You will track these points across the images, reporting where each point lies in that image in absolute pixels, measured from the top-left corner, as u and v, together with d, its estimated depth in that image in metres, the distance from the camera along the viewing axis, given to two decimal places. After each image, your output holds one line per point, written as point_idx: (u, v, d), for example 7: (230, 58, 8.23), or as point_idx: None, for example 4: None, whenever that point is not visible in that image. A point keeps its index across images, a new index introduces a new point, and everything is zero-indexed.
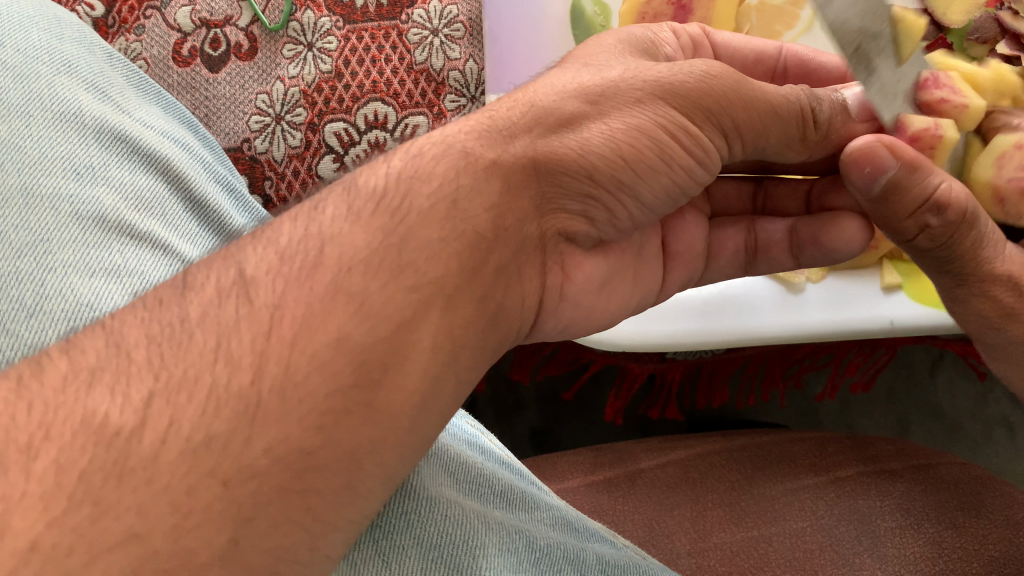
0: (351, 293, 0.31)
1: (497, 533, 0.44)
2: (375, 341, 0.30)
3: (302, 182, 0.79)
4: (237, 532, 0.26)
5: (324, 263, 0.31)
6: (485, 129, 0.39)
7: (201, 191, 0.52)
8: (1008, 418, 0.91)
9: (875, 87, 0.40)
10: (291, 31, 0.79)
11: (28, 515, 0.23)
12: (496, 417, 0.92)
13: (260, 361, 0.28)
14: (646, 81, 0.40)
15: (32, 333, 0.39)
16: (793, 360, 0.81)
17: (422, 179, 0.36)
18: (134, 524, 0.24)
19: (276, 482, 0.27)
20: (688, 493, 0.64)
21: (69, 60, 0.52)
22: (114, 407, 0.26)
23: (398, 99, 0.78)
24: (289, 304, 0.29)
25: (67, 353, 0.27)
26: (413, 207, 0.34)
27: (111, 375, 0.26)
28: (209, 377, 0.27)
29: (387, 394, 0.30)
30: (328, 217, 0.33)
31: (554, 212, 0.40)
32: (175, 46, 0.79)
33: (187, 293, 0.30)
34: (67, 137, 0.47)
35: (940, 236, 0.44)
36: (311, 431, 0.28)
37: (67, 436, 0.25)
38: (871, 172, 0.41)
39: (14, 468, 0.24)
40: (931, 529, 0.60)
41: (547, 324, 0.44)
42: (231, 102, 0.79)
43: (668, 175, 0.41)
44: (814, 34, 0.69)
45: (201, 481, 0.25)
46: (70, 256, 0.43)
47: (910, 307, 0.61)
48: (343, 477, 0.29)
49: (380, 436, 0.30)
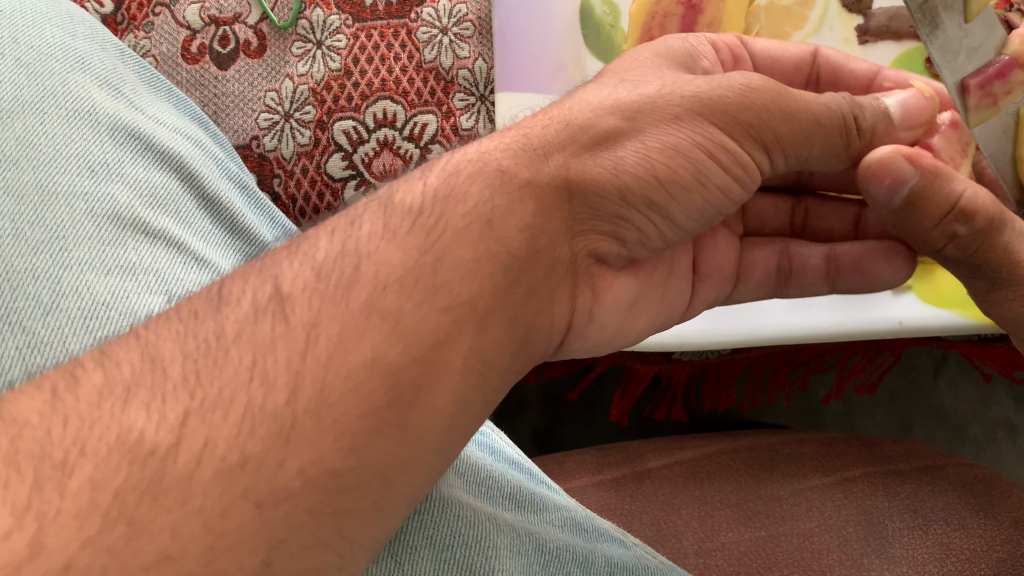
0: (385, 312, 0.31)
1: (508, 536, 0.44)
2: (408, 362, 0.31)
3: (310, 181, 0.78)
4: (269, 554, 0.26)
5: (360, 281, 0.31)
6: (520, 147, 0.39)
7: (215, 189, 0.52)
8: (1011, 420, 0.92)
9: (937, 44, 0.42)
10: (300, 29, 0.79)
11: (63, 534, 0.23)
12: (500, 418, 0.93)
13: (295, 381, 0.28)
14: (686, 96, 0.40)
15: (48, 331, 0.39)
16: (798, 362, 0.82)
17: (457, 197, 0.36)
18: (167, 544, 0.24)
19: (309, 504, 0.27)
20: (696, 492, 0.65)
21: (83, 57, 0.52)
22: (149, 425, 0.26)
23: (407, 97, 0.77)
24: (324, 322, 0.30)
25: (102, 365, 0.28)
26: (448, 227, 0.34)
27: (145, 392, 0.27)
28: (244, 396, 0.27)
29: (418, 414, 0.30)
30: (365, 234, 0.33)
31: (585, 233, 0.40)
32: (183, 44, 0.79)
33: (222, 308, 0.30)
34: (82, 133, 0.48)
35: (970, 245, 0.44)
36: (343, 452, 0.28)
37: (103, 453, 0.25)
38: (890, 184, 0.42)
39: (48, 486, 0.24)
40: (939, 531, 0.60)
41: (575, 346, 0.44)
42: (240, 100, 0.79)
43: (702, 195, 0.41)
44: (822, 33, 0.69)
45: (235, 502, 0.25)
46: (86, 254, 0.43)
47: (918, 308, 0.62)
48: (372, 498, 0.29)
49: (408, 456, 0.30)
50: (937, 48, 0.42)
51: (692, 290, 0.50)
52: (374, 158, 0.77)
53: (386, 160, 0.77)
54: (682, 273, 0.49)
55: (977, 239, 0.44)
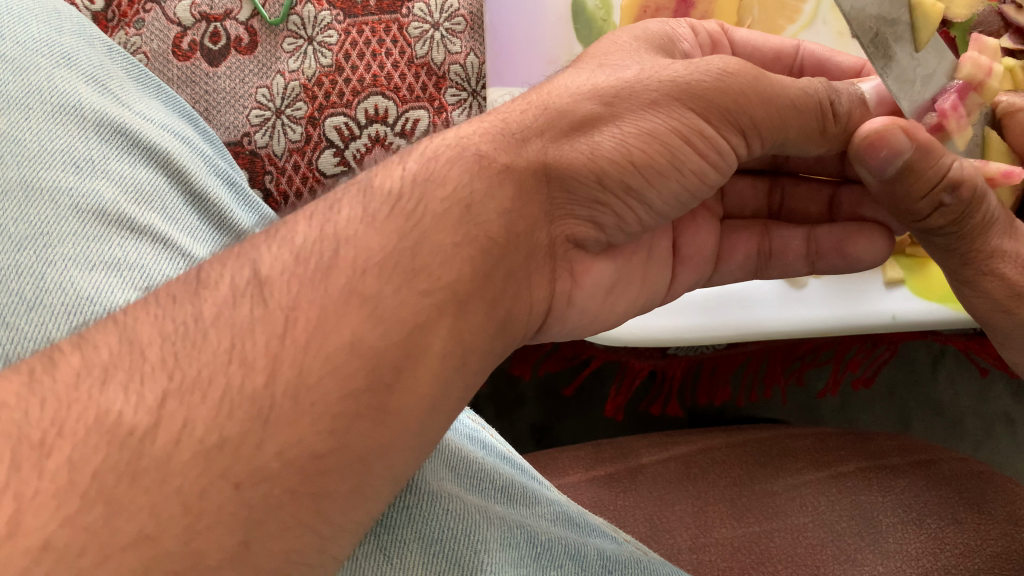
0: (364, 296, 0.30)
1: (497, 529, 0.44)
2: (389, 345, 0.30)
3: (302, 177, 0.78)
4: (249, 535, 0.26)
5: (339, 265, 0.31)
6: (498, 132, 0.39)
7: (202, 185, 0.52)
8: (1008, 414, 0.91)
9: (893, 75, 0.41)
10: (291, 25, 0.79)
11: (41, 514, 0.23)
12: (496, 413, 0.92)
13: (274, 363, 0.28)
14: (662, 81, 0.40)
15: (32, 327, 0.39)
16: (794, 357, 0.81)
17: (437, 181, 0.36)
18: (146, 525, 0.24)
19: (288, 485, 0.26)
20: (691, 489, 0.64)
21: (69, 53, 0.51)
22: (128, 406, 0.26)
23: (398, 93, 0.77)
24: (303, 305, 0.29)
25: (80, 348, 0.27)
26: (427, 211, 0.34)
27: (124, 373, 0.27)
28: (223, 378, 0.27)
29: (399, 398, 0.30)
30: (344, 218, 0.33)
31: (562, 217, 0.40)
32: (174, 40, 0.79)
33: (200, 292, 0.30)
34: (67, 129, 0.47)
35: (954, 216, 0.44)
36: (323, 434, 0.28)
37: (81, 434, 0.25)
38: (886, 155, 0.41)
39: (27, 465, 0.24)
40: (933, 525, 0.60)
41: (553, 330, 0.43)
42: (231, 96, 0.78)
43: (679, 180, 0.41)
44: (816, 26, 0.69)
45: (213, 483, 0.25)
46: (70, 250, 0.42)
47: (911, 302, 0.61)
48: (353, 480, 0.29)
49: (390, 440, 0.30)
50: (894, 79, 0.41)
51: (672, 273, 0.50)
52: (365, 153, 0.77)
53: (378, 156, 0.77)
54: (664, 257, 0.49)
55: (964, 208, 0.43)
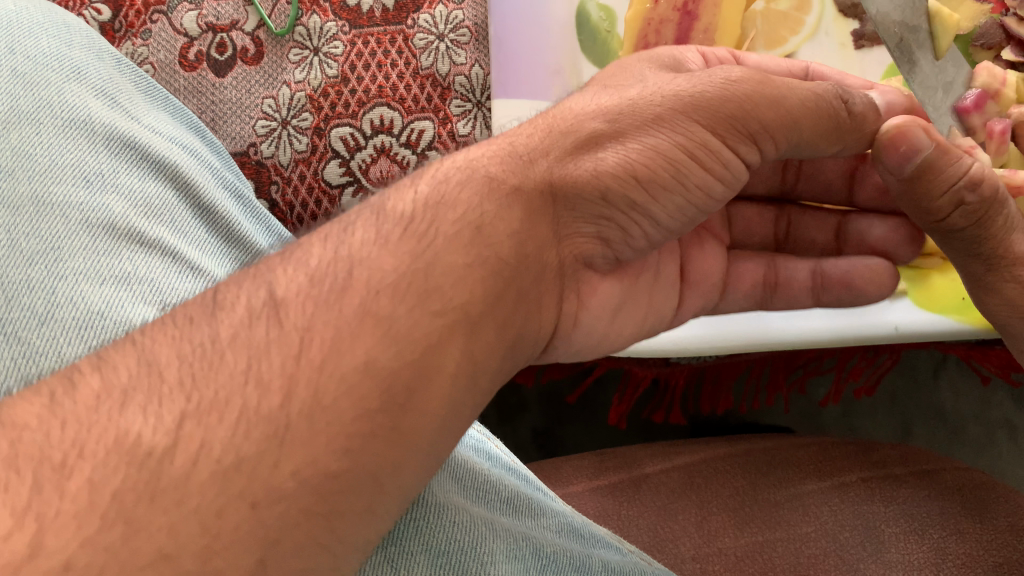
0: (378, 317, 0.31)
1: (504, 540, 0.45)
2: (402, 365, 0.31)
3: (308, 188, 0.78)
4: (265, 554, 0.26)
5: (352, 287, 0.31)
6: (507, 155, 0.39)
7: (210, 199, 0.52)
8: (1011, 421, 0.92)
9: (919, 74, 0.53)
10: (297, 35, 0.79)
11: (62, 534, 0.23)
12: (500, 419, 0.93)
13: (290, 385, 0.28)
14: (666, 96, 0.40)
15: (43, 342, 0.40)
16: (796, 365, 0.82)
17: (448, 204, 0.36)
18: (165, 544, 0.24)
19: (303, 505, 0.27)
20: (693, 498, 0.65)
21: (79, 67, 0.52)
22: (147, 427, 0.26)
23: (404, 103, 0.77)
24: (318, 326, 0.30)
25: (99, 370, 0.28)
26: (439, 232, 0.35)
27: (143, 395, 0.27)
28: (240, 399, 0.27)
29: (412, 418, 0.30)
30: (358, 240, 0.33)
31: (571, 237, 0.40)
32: (181, 51, 0.79)
33: (217, 314, 0.30)
34: (77, 144, 0.48)
35: (975, 214, 0.45)
36: (338, 454, 0.28)
37: (101, 455, 0.25)
38: (904, 152, 0.43)
39: (48, 486, 0.24)
40: (936, 535, 0.60)
41: (560, 350, 0.44)
42: (237, 106, 0.79)
43: (681, 194, 0.41)
44: (819, 38, 0.69)
45: (231, 502, 0.26)
46: (81, 264, 0.43)
47: (914, 314, 0.62)
48: (366, 500, 0.29)
49: (402, 459, 0.30)
50: (919, 82, 0.53)
51: (680, 297, 0.51)
52: (370, 164, 0.78)
53: (383, 167, 0.78)
54: (670, 280, 0.49)
55: (984, 206, 0.45)
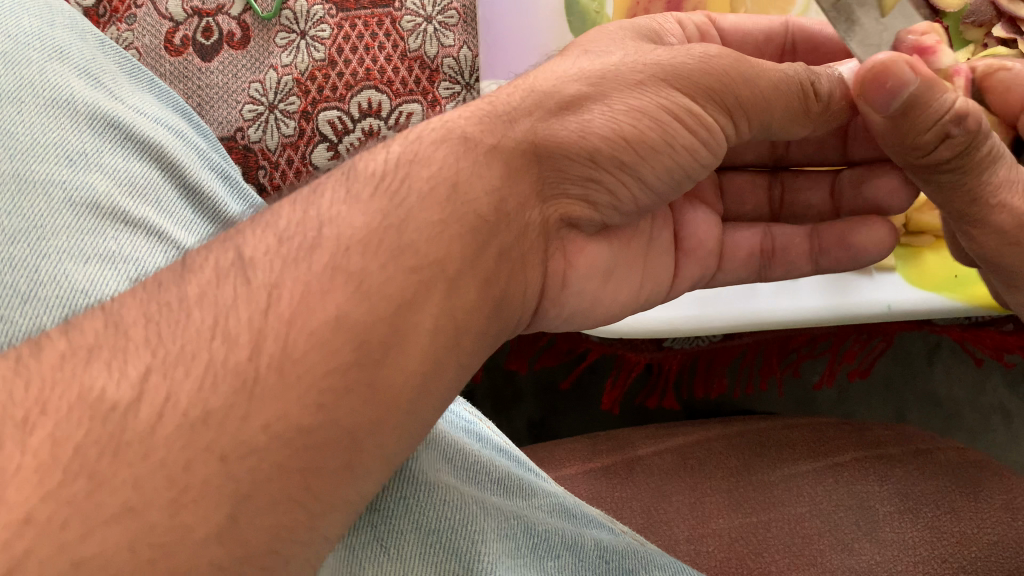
0: (350, 272, 0.30)
1: (495, 519, 0.44)
2: (375, 321, 0.30)
3: (296, 172, 0.73)
4: (235, 510, 0.25)
5: (322, 245, 0.31)
6: (485, 115, 0.39)
7: (196, 178, 0.52)
8: (1005, 405, 0.92)
9: (857, 37, 0.42)
10: (285, 19, 0.75)
11: (23, 488, 0.23)
12: (494, 408, 0.92)
13: (258, 338, 0.27)
14: (647, 64, 0.40)
15: (26, 318, 0.39)
16: (790, 348, 0.82)
17: (421, 162, 0.35)
18: (130, 498, 0.24)
19: (275, 458, 0.26)
20: (687, 479, 0.64)
21: (61, 47, 0.51)
22: (111, 381, 0.25)
23: (392, 86, 0.73)
24: (287, 282, 0.29)
25: (66, 332, 0.27)
26: (412, 190, 0.34)
27: (108, 351, 0.26)
28: (207, 353, 0.27)
29: (388, 373, 0.30)
30: (327, 201, 0.33)
31: (556, 197, 0.40)
32: (166, 36, 0.74)
33: (186, 275, 0.30)
34: (61, 124, 0.47)
35: (962, 150, 0.41)
36: (311, 409, 0.27)
37: (64, 410, 0.25)
38: (891, 88, 0.38)
39: (10, 442, 0.24)
40: (929, 514, 0.60)
41: (550, 314, 0.43)
42: (224, 92, 0.74)
43: (670, 155, 0.41)
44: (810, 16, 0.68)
45: (198, 456, 0.25)
46: (64, 243, 0.43)
47: (908, 292, 0.61)
48: (343, 458, 0.28)
49: (379, 416, 0.29)
50: (858, 43, 0.42)
51: (675, 265, 0.50)
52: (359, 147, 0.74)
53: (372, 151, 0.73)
54: (664, 247, 0.49)
55: (971, 140, 0.41)
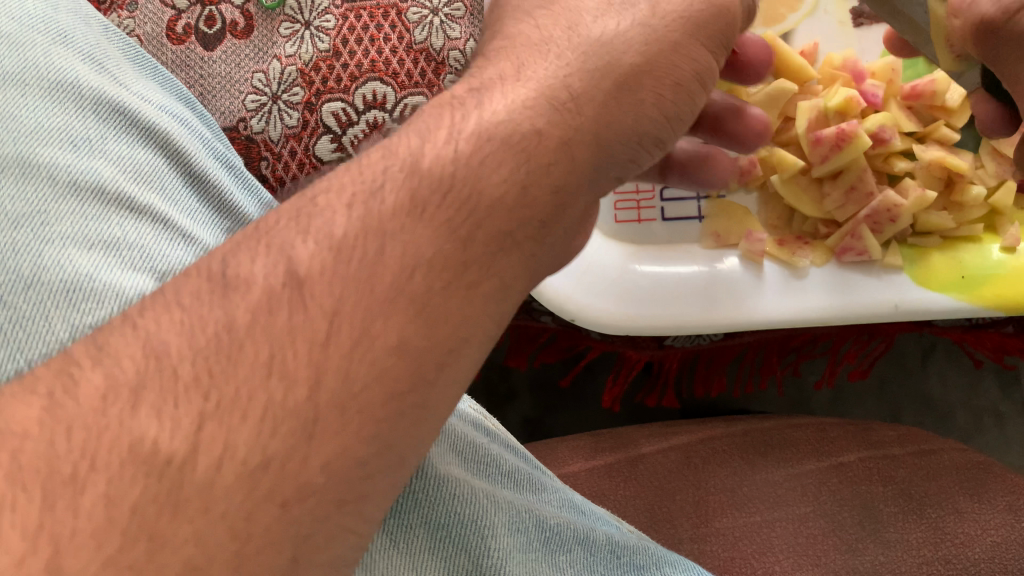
0: (413, 296, 0.29)
1: (505, 513, 0.44)
2: (431, 344, 0.29)
3: (299, 164, 0.72)
4: (296, 550, 0.26)
5: (385, 266, 0.29)
6: (544, 101, 0.34)
7: (202, 166, 0.51)
8: (998, 408, 0.92)
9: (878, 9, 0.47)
10: (289, 9, 0.73)
11: (81, 555, 0.22)
12: (488, 404, 0.91)
13: (317, 374, 0.27)
14: (673, 19, 0.39)
15: (29, 305, 0.39)
16: (789, 347, 0.82)
17: (490, 166, 0.32)
18: (193, 555, 0.24)
19: (332, 496, 0.26)
20: (692, 478, 0.64)
21: (64, 31, 0.50)
22: (163, 432, 0.25)
23: (397, 78, 0.72)
24: (347, 308, 0.28)
25: (100, 363, 0.26)
26: (483, 198, 0.31)
27: (154, 395, 0.25)
28: (263, 394, 0.26)
29: (439, 392, 0.29)
30: (389, 208, 0.30)
31: (603, 181, 0.37)
32: (169, 23, 0.72)
33: (229, 294, 0.27)
34: (64, 107, 0.46)
35: None
36: (368, 439, 0.27)
37: (115, 466, 0.24)
38: None
39: (61, 503, 0.23)
40: (934, 514, 0.60)
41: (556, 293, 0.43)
42: (226, 81, 0.72)
43: (690, 113, 0.41)
44: (818, 16, 0.69)
45: (260, 505, 0.25)
46: (68, 228, 0.42)
47: (914, 291, 0.61)
48: (389, 477, 0.28)
49: (425, 436, 0.29)
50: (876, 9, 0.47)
51: None
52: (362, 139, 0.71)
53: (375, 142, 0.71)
54: None
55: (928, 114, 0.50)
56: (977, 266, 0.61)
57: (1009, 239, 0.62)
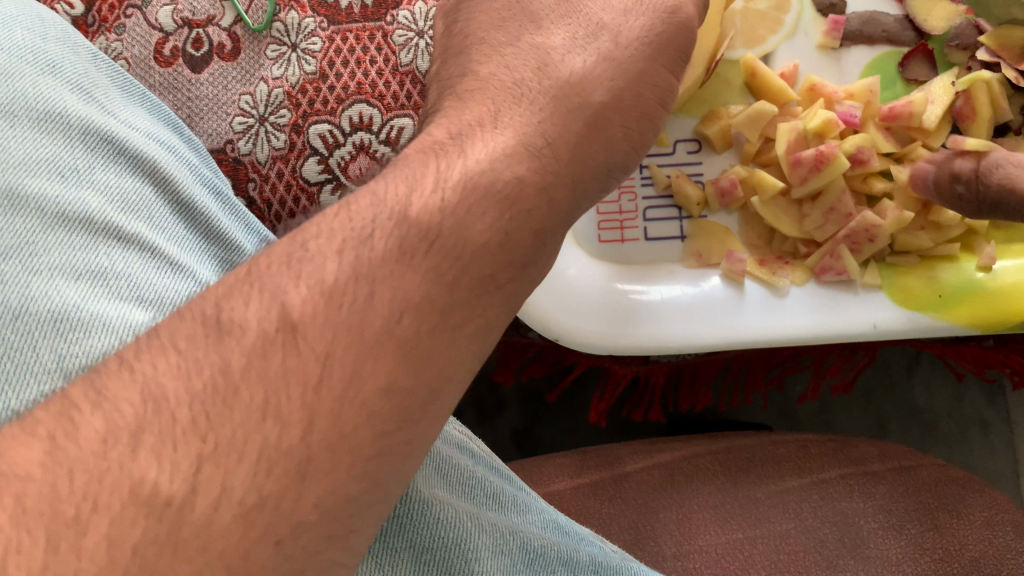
0: (402, 340, 0.29)
1: (489, 535, 0.44)
2: (418, 385, 0.30)
3: (287, 186, 0.72)
4: None
5: (375, 309, 0.29)
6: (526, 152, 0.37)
7: (189, 193, 0.52)
8: (983, 417, 0.93)
9: None
10: (275, 31, 0.74)
11: None
12: (477, 418, 0.92)
13: (310, 416, 0.27)
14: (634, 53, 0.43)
15: (17, 336, 0.40)
16: (775, 363, 0.82)
17: (475, 212, 0.33)
18: None
19: (324, 531, 0.27)
20: (676, 496, 0.65)
21: (53, 60, 0.51)
22: (162, 474, 0.25)
23: (383, 100, 0.73)
24: (339, 350, 0.28)
25: (98, 407, 0.26)
26: (468, 243, 0.32)
27: (153, 437, 0.26)
28: (259, 437, 0.27)
29: (424, 430, 0.30)
30: (379, 253, 0.30)
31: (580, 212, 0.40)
32: (156, 45, 0.72)
33: (224, 338, 0.28)
34: (53, 137, 0.47)
35: None
36: (356, 477, 0.28)
37: (116, 507, 0.24)
38: None
39: (64, 545, 0.23)
40: (913, 531, 0.61)
41: None
42: (215, 103, 0.72)
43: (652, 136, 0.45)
44: (796, 39, 0.69)
45: (256, 544, 0.26)
46: (56, 259, 0.43)
47: (892, 311, 0.62)
48: (376, 511, 0.29)
49: (408, 470, 0.30)
50: None
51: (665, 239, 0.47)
52: (350, 162, 0.72)
53: (363, 165, 0.72)
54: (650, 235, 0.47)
55: None
56: (952, 284, 0.63)
57: (985, 258, 0.62)
